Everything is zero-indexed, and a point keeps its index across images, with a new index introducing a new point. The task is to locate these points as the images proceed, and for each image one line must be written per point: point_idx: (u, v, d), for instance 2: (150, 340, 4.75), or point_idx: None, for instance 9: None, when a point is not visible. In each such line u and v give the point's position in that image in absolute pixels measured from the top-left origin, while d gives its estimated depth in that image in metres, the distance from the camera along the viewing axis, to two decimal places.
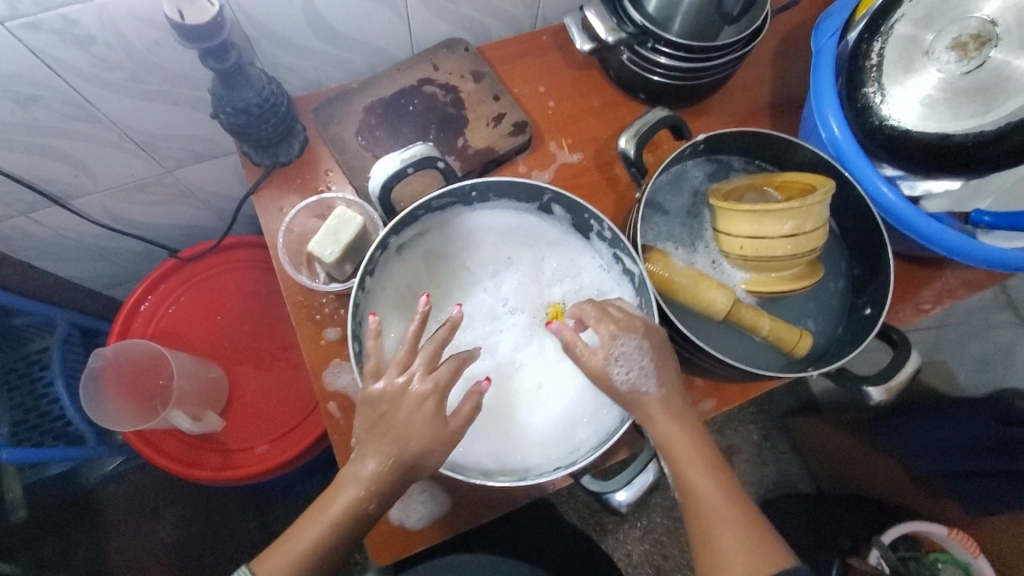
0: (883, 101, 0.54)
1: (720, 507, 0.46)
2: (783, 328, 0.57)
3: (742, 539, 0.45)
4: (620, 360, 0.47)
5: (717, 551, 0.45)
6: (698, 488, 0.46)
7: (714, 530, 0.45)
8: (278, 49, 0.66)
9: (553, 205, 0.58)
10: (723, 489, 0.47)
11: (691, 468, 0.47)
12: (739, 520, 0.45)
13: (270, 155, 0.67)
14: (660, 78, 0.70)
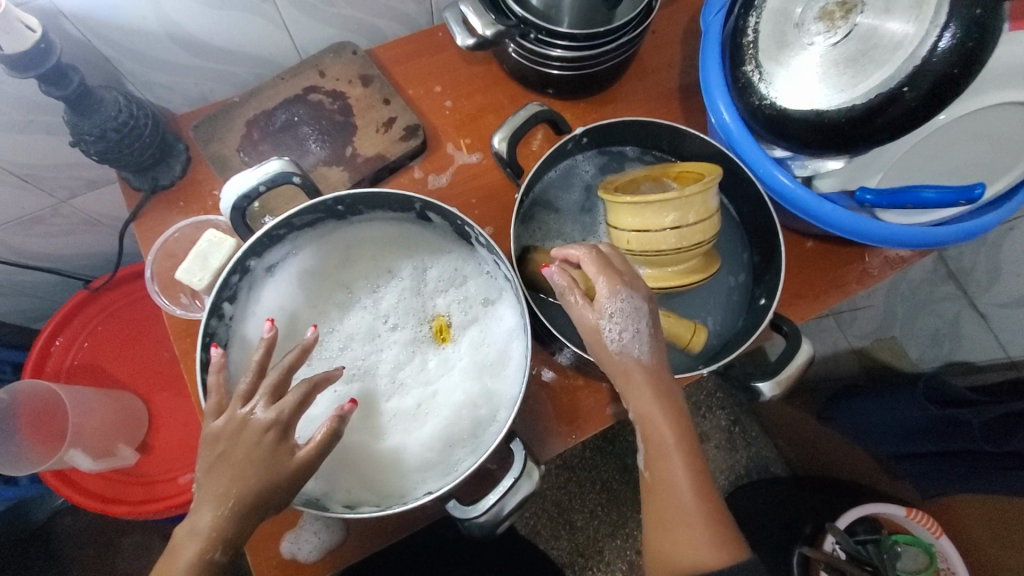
0: (759, 79, 0.51)
1: (677, 499, 0.45)
2: (677, 324, 0.53)
3: (694, 534, 0.44)
4: (614, 317, 0.46)
5: (664, 539, 0.45)
6: (661, 475, 0.46)
7: (669, 518, 0.45)
8: (146, 67, 0.63)
9: (429, 213, 0.55)
10: (693, 481, 0.45)
11: (660, 453, 0.46)
12: (694, 518, 0.44)
13: (150, 178, 0.65)
14: (558, 71, 0.67)
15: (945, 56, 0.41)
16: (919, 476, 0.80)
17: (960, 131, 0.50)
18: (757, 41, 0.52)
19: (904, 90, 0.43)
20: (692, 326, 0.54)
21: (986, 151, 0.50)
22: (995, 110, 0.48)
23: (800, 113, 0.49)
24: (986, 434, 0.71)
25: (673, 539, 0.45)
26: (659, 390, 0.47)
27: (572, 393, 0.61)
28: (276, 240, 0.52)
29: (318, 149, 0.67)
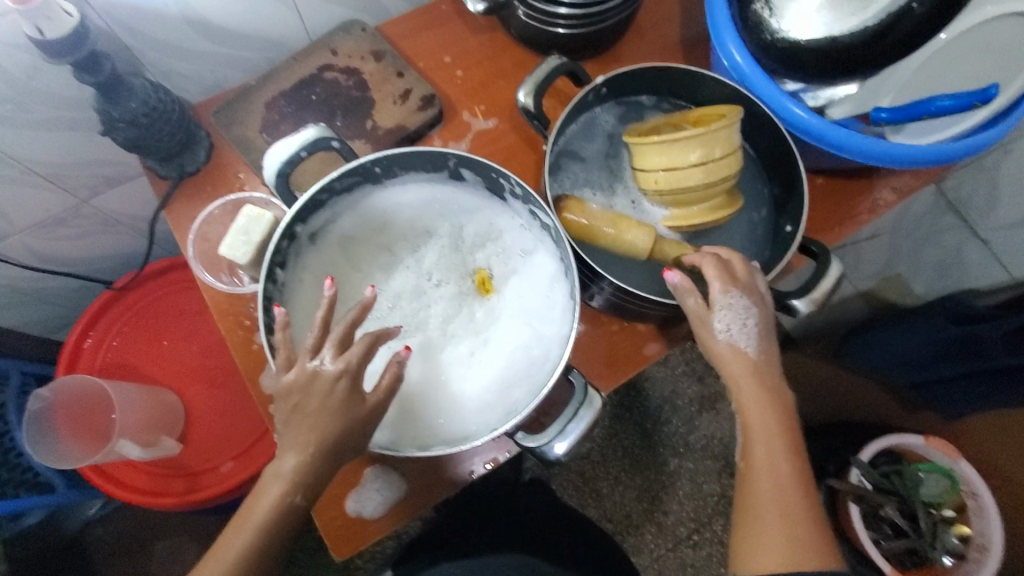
0: (770, 15, 0.54)
1: (776, 488, 0.50)
2: None
3: (787, 525, 0.49)
4: (727, 313, 0.51)
5: (758, 526, 0.50)
6: (763, 464, 0.51)
7: (764, 503, 0.50)
8: (164, 55, 0.64)
9: (462, 170, 0.56)
10: (789, 473, 0.51)
11: (763, 442, 0.51)
12: (790, 510, 0.50)
13: (176, 166, 0.66)
14: (565, 29, 0.69)
15: None
16: (934, 398, 0.82)
17: (968, 43, 0.51)
18: None
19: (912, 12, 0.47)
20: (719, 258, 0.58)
21: (990, 63, 0.52)
22: (997, 22, 0.50)
23: (812, 43, 0.52)
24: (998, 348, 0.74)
25: (766, 525, 0.49)
26: (768, 384, 0.52)
27: (609, 337, 0.63)
28: (319, 205, 0.53)
29: (338, 125, 0.68)
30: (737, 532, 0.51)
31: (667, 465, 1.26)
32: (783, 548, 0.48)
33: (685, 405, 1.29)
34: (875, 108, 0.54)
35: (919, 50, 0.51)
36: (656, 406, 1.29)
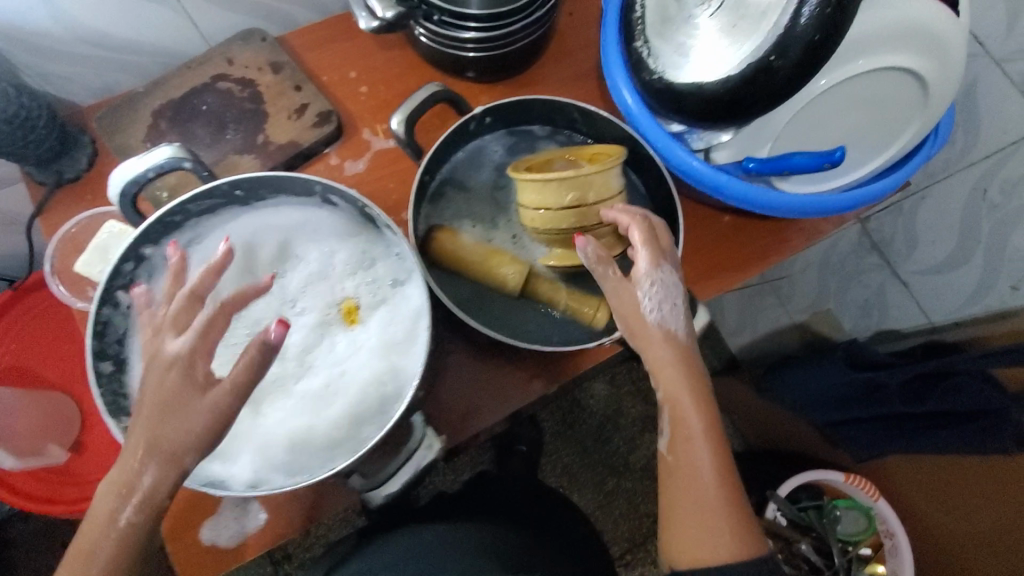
0: (647, 54, 0.53)
1: (711, 488, 0.44)
2: (579, 301, 0.56)
3: (721, 526, 0.43)
4: (655, 288, 0.47)
5: (683, 530, 0.44)
6: (691, 459, 0.45)
7: (683, 502, 0.44)
8: (40, 58, 0.63)
9: (329, 196, 0.54)
10: (717, 464, 0.45)
11: (692, 437, 0.45)
12: (727, 506, 0.44)
13: (53, 172, 0.63)
14: (475, 53, 0.67)
15: (807, 24, 0.42)
16: (850, 439, 0.80)
17: (847, 93, 0.49)
18: (643, 18, 0.53)
19: (772, 59, 0.44)
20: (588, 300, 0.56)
21: (868, 116, 0.51)
22: (880, 74, 0.48)
23: (682, 84, 0.50)
24: (903, 395, 0.72)
25: (698, 530, 0.43)
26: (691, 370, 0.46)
27: (492, 373, 0.58)
28: (172, 227, 0.51)
29: (228, 138, 0.66)
30: (664, 534, 0.46)
31: (603, 484, 1.24)
32: (721, 554, 0.43)
33: (627, 424, 1.28)
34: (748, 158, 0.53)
35: (796, 95, 0.48)
36: (597, 424, 1.27)
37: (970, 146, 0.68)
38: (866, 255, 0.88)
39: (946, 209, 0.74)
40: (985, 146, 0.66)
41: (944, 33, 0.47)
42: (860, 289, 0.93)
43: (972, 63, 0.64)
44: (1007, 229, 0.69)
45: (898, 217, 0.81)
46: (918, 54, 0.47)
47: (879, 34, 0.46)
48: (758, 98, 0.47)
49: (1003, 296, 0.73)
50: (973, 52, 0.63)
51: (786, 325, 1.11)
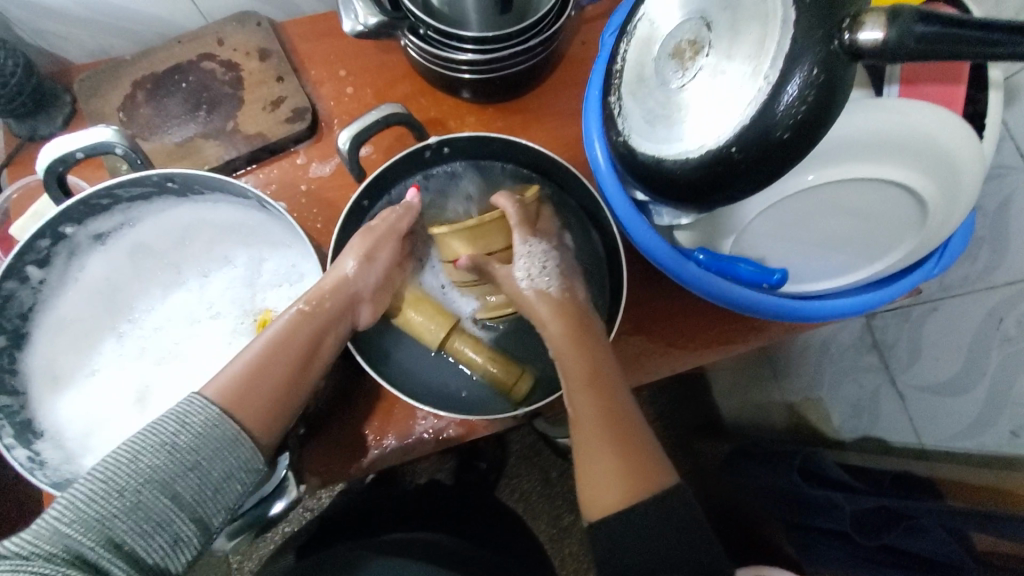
0: (619, 112, 0.47)
1: (610, 431, 0.45)
2: (500, 367, 0.54)
3: (621, 466, 0.43)
4: (525, 258, 0.53)
5: (593, 471, 0.44)
6: (594, 407, 0.46)
7: (591, 446, 0.44)
8: (33, 14, 0.63)
9: (264, 205, 0.52)
10: (612, 404, 0.46)
11: (587, 386, 0.46)
12: (627, 440, 0.44)
13: (28, 127, 0.64)
14: (469, 76, 0.61)
15: (784, 115, 0.36)
16: (807, 552, 0.73)
17: (830, 198, 0.45)
18: (622, 71, 0.47)
19: (733, 151, 0.38)
20: (508, 369, 0.54)
21: (849, 223, 0.46)
22: (863, 184, 0.44)
23: (643, 154, 0.45)
24: (857, 520, 0.67)
25: (604, 474, 0.43)
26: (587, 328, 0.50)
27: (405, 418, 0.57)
28: (98, 209, 0.51)
29: (199, 120, 0.64)
30: (582, 492, 0.45)
31: None
32: (626, 492, 0.42)
33: None
34: (702, 249, 0.50)
35: (775, 184, 0.44)
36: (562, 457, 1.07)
37: (994, 266, 0.58)
38: (866, 353, 0.80)
39: (955, 330, 0.64)
40: (1007, 273, 0.56)
41: (962, 160, 0.41)
42: (854, 388, 0.83)
43: (1009, 176, 0.54)
44: (1017, 371, 0.58)
45: (906, 325, 0.71)
46: (922, 175, 0.42)
47: (874, 142, 0.41)
48: (721, 189, 0.41)
49: (998, 442, 0.62)
50: (1013, 164, 0.53)
51: (775, 404, 1.02)
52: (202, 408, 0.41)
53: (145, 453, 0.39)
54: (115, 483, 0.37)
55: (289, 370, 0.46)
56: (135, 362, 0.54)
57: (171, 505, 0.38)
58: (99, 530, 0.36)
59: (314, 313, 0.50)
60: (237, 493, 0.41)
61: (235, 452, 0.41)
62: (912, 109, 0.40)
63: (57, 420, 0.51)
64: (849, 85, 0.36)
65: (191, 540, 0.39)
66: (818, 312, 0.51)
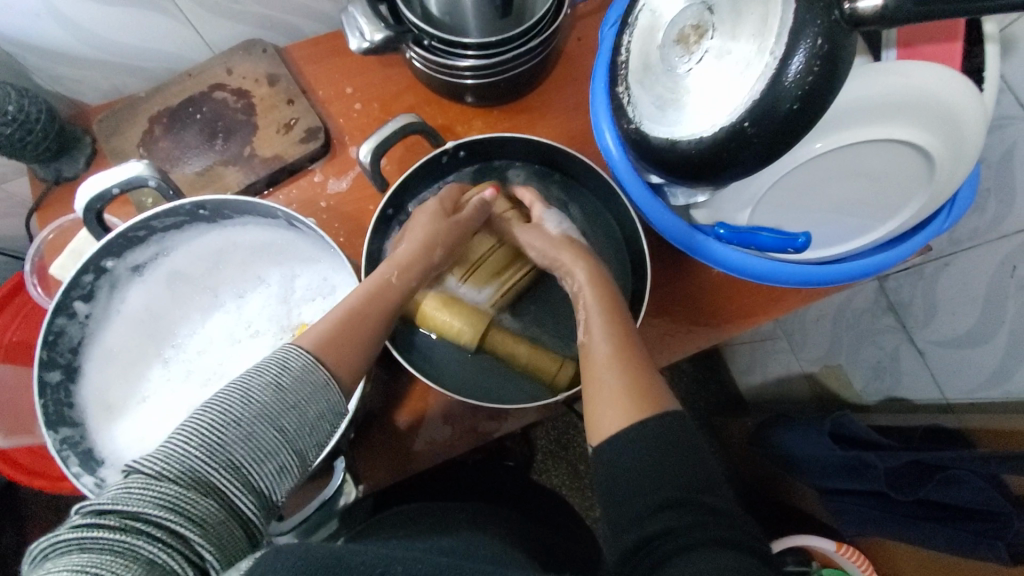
0: (628, 101, 0.49)
1: (615, 359, 0.46)
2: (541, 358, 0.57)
3: (623, 387, 0.43)
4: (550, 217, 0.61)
5: (599, 403, 0.43)
6: (602, 340, 0.48)
7: (599, 381, 0.45)
8: (50, 61, 0.66)
9: (293, 222, 0.54)
10: (622, 344, 0.47)
11: (597, 322, 0.49)
12: (634, 373, 0.44)
13: (53, 170, 0.66)
14: (474, 80, 0.63)
15: (794, 85, 0.38)
16: (845, 512, 0.76)
17: (839, 162, 0.47)
18: (628, 62, 0.49)
19: (746, 126, 0.40)
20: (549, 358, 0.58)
21: (860, 185, 0.48)
22: (872, 146, 0.45)
23: (658, 139, 0.46)
24: (891, 479, 0.67)
25: (607, 394, 0.43)
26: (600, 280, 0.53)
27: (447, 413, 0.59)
28: (136, 241, 0.53)
29: (217, 148, 0.66)
30: (587, 423, 0.44)
31: None
32: (626, 408, 0.42)
33: None
34: (720, 223, 0.52)
35: (787, 154, 0.45)
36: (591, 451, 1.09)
37: (1003, 216, 0.59)
38: (882, 315, 0.81)
39: (969, 282, 0.65)
40: (1017, 220, 0.57)
41: (964, 114, 0.43)
42: (874, 349, 0.84)
43: (1010, 126, 0.55)
44: None
45: (919, 282, 0.73)
46: (926, 132, 0.44)
47: (878, 105, 0.43)
48: (734, 163, 0.42)
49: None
50: (1014, 114, 0.54)
51: (796, 375, 1.03)
52: (300, 354, 0.43)
53: (252, 386, 0.39)
54: (230, 413, 0.37)
55: (376, 325, 0.49)
56: (182, 385, 0.57)
57: (278, 438, 0.38)
58: (220, 454, 0.36)
59: (394, 281, 0.53)
60: (329, 432, 0.42)
61: (329, 395, 0.42)
62: (910, 69, 0.42)
63: (116, 446, 0.54)
64: (853, 52, 0.37)
65: (293, 472, 0.40)
66: (836, 276, 0.53)
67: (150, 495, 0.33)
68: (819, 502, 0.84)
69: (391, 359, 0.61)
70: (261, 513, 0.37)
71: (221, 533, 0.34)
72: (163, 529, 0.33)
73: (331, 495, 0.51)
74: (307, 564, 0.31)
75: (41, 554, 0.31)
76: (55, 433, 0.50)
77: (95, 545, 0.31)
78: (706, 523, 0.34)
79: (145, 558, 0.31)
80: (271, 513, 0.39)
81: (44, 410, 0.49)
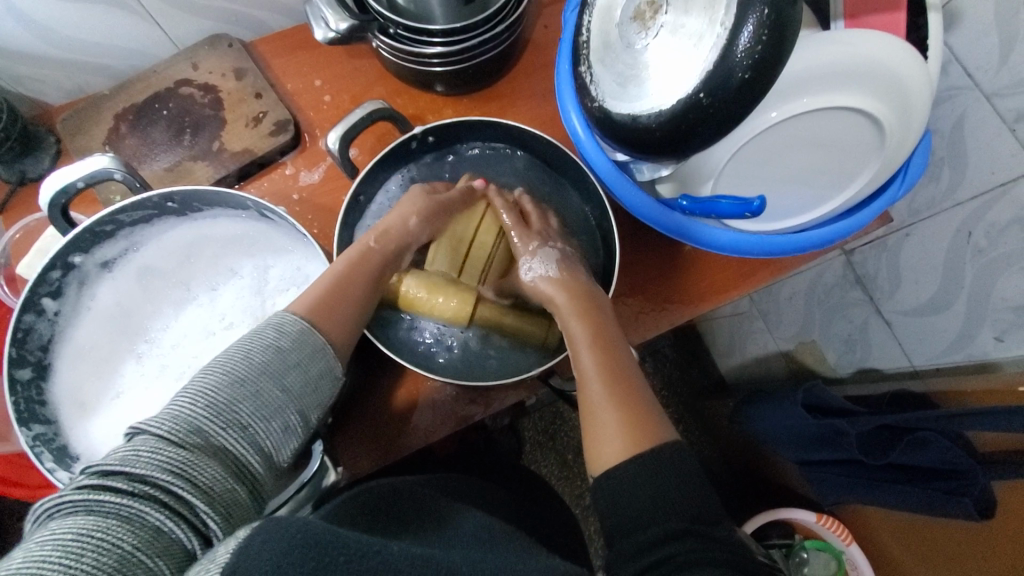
0: (591, 80, 0.50)
1: (612, 385, 0.47)
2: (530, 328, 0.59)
3: (621, 421, 0.44)
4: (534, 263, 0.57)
5: (601, 432, 0.44)
6: (599, 358, 0.49)
7: (598, 406, 0.46)
8: (9, 60, 0.65)
9: (263, 211, 0.55)
10: (611, 368, 0.48)
11: (591, 340, 0.50)
12: (629, 399, 0.45)
13: (16, 171, 0.65)
14: (441, 68, 0.63)
15: (744, 56, 0.39)
16: (821, 481, 0.78)
17: (791, 131, 0.48)
18: (589, 42, 0.50)
19: (702, 97, 0.41)
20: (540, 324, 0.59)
21: (818, 153, 0.50)
22: (824, 114, 0.47)
23: (620, 114, 0.47)
24: (863, 445, 0.69)
25: (610, 418, 0.45)
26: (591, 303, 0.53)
27: (428, 397, 0.60)
28: (103, 236, 0.53)
29: (185, 143, 0.66)
30: (587, 447, 0.45)
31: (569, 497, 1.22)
32: (624, 441, 0.43)
33: None
34: (684, 195, 0.53)
35: (743, 124, 0.47)
36: (577, 438, 1.11)
37: (956, 184, 0.61)
38: (850, 288, 0.83)
39: (929, 251, 0.67)
40: (971, 186, 0.59)
41: (910, 80, 0.44)
42: (845, 323, 0.87)
43: (959, 96, 0.57)
44: (992, 278, 0.61)
45: (883, 254, 0.75)
46: (873, 98, 0.45)
47: (825, 74, 0.44)
48: (693, 135, 0.43)
49: (985, 348, 0.66)
50: (962, 84, 0.56)
51: (773, 353, 1.05)
52: (296, 319, 0.45)
53: (252, 350, 0.41)
54: (233, 374, 0.40)
55: (359, 296, 0.51)
56: (157, 380, 0.56)
57: (281, 398, 0.41)
58: (226, 414, 0.38)
59: (379, 248, 0.54)
60: (327, 394, 0.45)
61: (325, 358, 0.45)
62: (854, 37, 0.43)
63: (89, 443, 0.54)
64: (799, 21, 0.39)
65: (298, 432, 0.42)
66: (795, 246, 0.54)
67: (160, 457, 0.35)
68: (798, 475, 0.86)
69: (370, 345, 0.61)
70: (267, 470, 0.40)
71: (232, 490, 0.36)
72: (173, 488, 0.34)
73: (312, 477, 0.51)
74: (303, 537, 0.31)
75: (47, 514, 0.32)
76: (27, 430, 0.50)
77: (101, 508, 0.32)
78: (699, 551, 0.35)
79: (152, 526, 0.33)
80: (276, 470, 0.41)
81: (15, 407, 0.49)
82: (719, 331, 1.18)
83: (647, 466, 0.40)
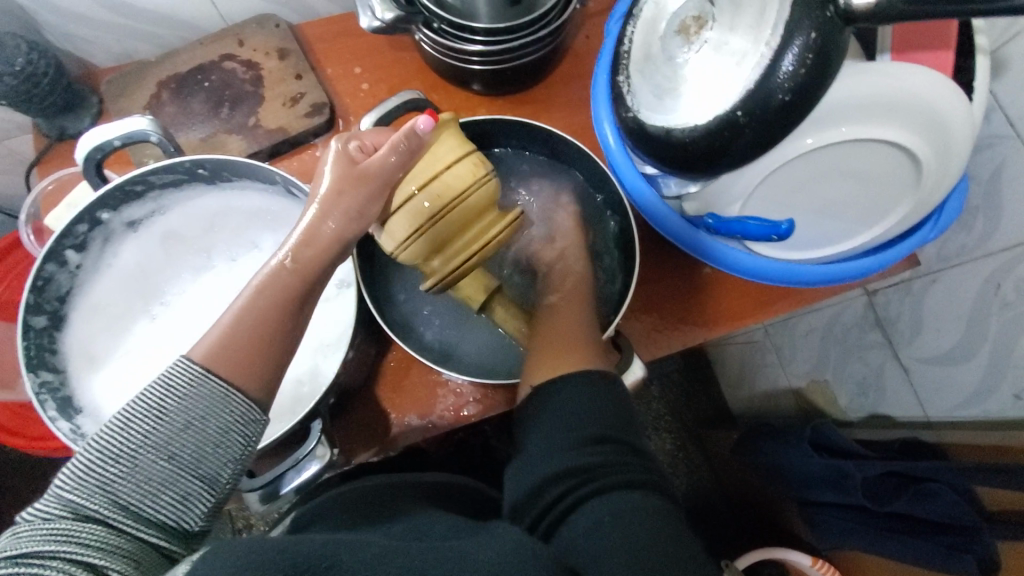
0: (628, 90, 0.50)
1: (567, 325, 0.53)
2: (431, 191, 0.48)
3: (563, 350, 0.50)
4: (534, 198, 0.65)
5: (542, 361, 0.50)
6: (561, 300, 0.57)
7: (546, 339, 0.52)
8: (66, 19, 0.67)
9: (290, 187, 0.56)
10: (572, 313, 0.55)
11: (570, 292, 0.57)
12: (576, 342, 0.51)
13: (57, 126, 0.67)
14: (479, 67, 0.63)
15: (785, 79, 0.39)
16: (823, 524, 0.75)
17: (823, 159, 0.48)
18: (630, 52, 0.50)
19: (739, 115, 0.41)
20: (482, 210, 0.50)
21: (849, 183, 0.50)
22: (862, 145, 0.46)
23: (654, 126, 0.47)
24: (868, 490, 0.68)
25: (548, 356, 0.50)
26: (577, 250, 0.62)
27: (429, 388, 0.60)
28: (132, 195, 0.54)
29: (222, 115, 0.67)
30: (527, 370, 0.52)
31: None
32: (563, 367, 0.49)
33: None
34: (710, 214, 0.53)
35: (777, 148, 0.47)
36: None
37: (990, 233, 0.59)
38: (869, 329, 0.81)
39: (953, 300, 0.66)
40: (1004, 238, 0.58)
41: (952, 119, 0.44)
42: (859, 365, 0.85)
43: (1000, 144, 0.56)
44: (1015, 334, 0.60)
45: (906, 298, 0.73)
46: (911, 134, 0.45)
47: (865, 105, 0.44)
48: (725, 153, 0.43)
49: (1004, 405, 0.64)
50: (1004, 133, 0.55)
51: (782, 389, 1.03)
52: (184, 374, 0.39)
53: (133, 416, 0.37)
54: (111, 449, 0.36)
55: (278, 329, 0.44)
56: (166, 342, 0.57)
57: (171, 465, 0.37)
58: (106, 493, 0.35)
59: (302, 271, 0.46)
60: (239, 446, 0.40)
61: (229, 408, 0.40)
62: (901, 70, 0.43)
63: (92, 397, 0.55)
64: (846, 49, 0.39)
65: (202, 496, 0.38)
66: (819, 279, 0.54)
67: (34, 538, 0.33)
68: (795, 513, 0.83)
69: (380, 332, 0.61)
70: (169, 540, 0.37)
71: (124, 548, 0.34)
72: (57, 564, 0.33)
73: (306, 457, 0.53)
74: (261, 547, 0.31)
75: None
76: (34, 376, 0.52)
77: None
78: (620, 468, 0.42)
79: None
80: (186, 535, 0.38)
81: (24, 353, 0.51)
82: (729, 361, 1.16)
83: (577, 385, 0.47)
